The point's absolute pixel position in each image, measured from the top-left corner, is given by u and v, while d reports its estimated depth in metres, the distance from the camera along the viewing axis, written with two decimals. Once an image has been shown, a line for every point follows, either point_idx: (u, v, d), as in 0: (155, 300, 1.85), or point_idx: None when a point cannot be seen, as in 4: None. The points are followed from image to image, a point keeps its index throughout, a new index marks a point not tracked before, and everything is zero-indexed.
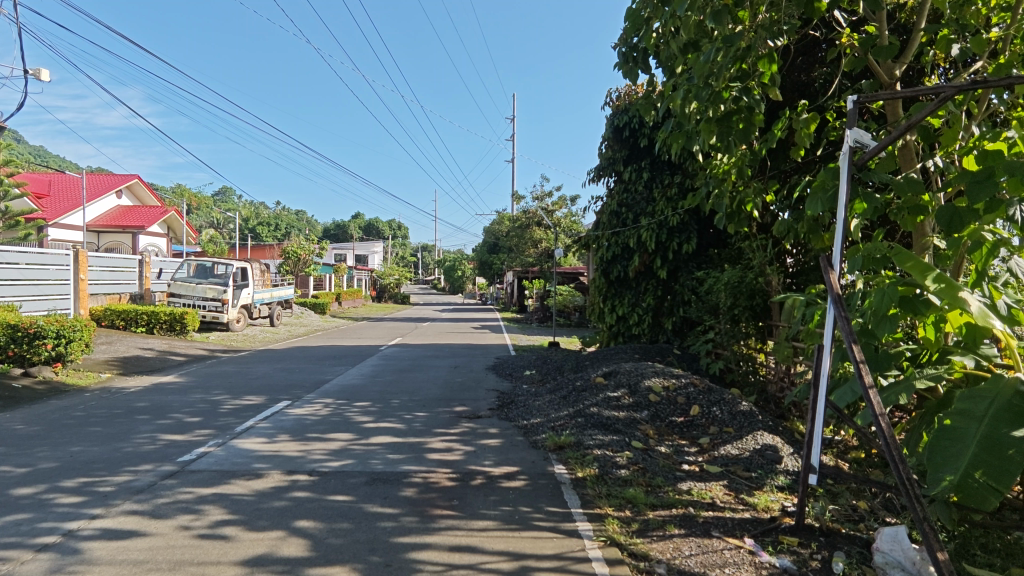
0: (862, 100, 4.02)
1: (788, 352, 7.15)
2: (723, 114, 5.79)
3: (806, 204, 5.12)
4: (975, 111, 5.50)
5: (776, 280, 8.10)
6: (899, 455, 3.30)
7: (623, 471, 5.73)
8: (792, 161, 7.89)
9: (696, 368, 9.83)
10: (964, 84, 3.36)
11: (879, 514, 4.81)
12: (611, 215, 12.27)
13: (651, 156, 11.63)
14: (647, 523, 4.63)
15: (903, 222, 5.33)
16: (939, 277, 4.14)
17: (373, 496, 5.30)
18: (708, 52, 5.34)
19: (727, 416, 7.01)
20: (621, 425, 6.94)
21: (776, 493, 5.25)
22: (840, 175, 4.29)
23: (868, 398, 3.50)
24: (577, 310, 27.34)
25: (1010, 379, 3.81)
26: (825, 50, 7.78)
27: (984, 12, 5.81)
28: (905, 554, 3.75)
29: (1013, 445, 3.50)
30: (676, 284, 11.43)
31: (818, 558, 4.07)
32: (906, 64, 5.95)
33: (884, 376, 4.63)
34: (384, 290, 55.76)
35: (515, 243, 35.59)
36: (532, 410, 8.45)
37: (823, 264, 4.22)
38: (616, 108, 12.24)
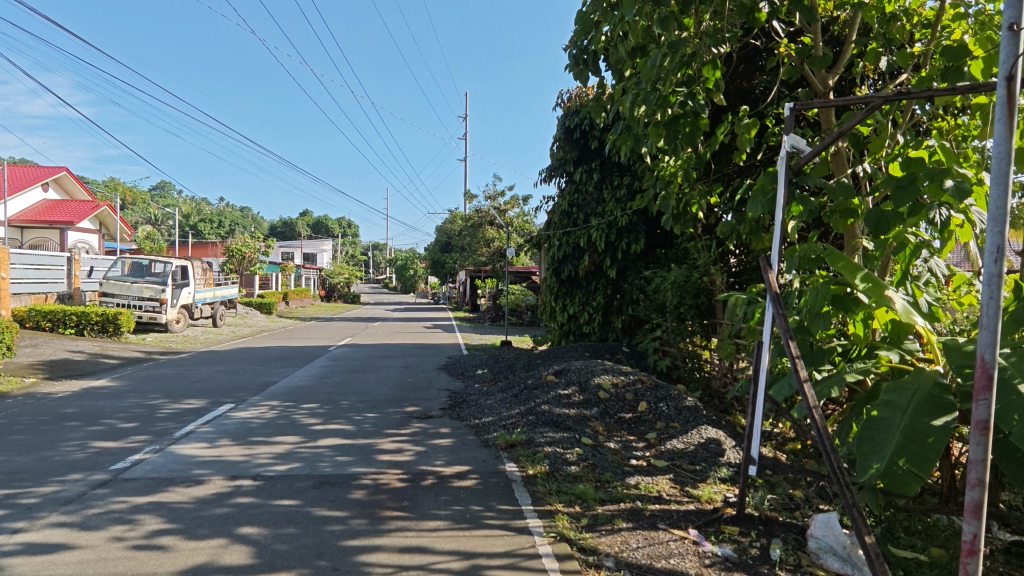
0: (798, 107, 4.19)
1: (731, 348, 7.42)
2: (670, 118, 5.91)
3: (747, 207, 5.37)
4: (900, 120, 5.86)
5: (719, 279, 8.41)
6: (830, 444, 3.49)
7: (573, 467, 5.81)
8: (734, 165, 8.18)
9: (643, 364, 10.06)
10: (890, 95, 3.53)
11: (813, 502, 5.06)
12: (562, 215, 12.49)
13: (601, 157, 11.82)
14: (596, 518, 4.71)
15: (836, 225, 5.61)
16: (866, 276, 4.41)
17: (321, 499, 5.19)
18: (654, 57, 5.49)
19: (673, 411, 7.20)
20: (572, 422, 7.01)
21: (718, 485, 5.44)
22: (778, 179, 4.48)
23: (803, 391, 3.70)
24: (529, 309, 27.55)
25: (930, 372, 4.11)
26: (764, 58, 8.10)
27: (908, 28, 6.18)
28: (836, 539, 3.99)
29: (932, 433, 3.75)
30: (625, 283, 11.65)
31: (757, 545, 4.25)
32: (838, 75, 6.27)
33: (818, 371, 4.89)
34: (334, 289, 54.58)
35: (467, 242, 35.47)
36: (484, 409, 8.45)
37: (762, 264, 4.36)
38: (568, 109, 12.38)
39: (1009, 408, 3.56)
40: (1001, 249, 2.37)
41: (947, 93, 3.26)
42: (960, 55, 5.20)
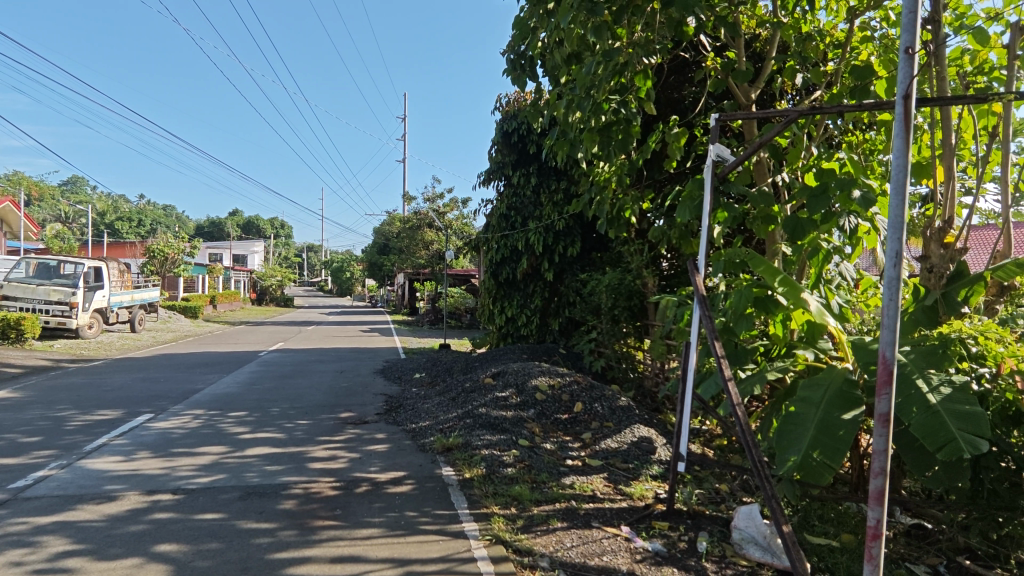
0: (723, 118, 4.40)
1: (662, 349, 7.68)
2: (604, 125, 6.05)
3: (677, 212, 5.63)
4: (815, 133, 6.25)
5: (651, 282, 8.70)
6: (752, 440, 3.68)
7: (509, 469, 5.83)
8: (665, 172, 8.48)
9: (580, 366, 10.25)
10: (805, 109, 3.76)
11: (737, 495, 5.30)
12: (500, 218, 12.54)
13: (539, 161, 11.95)
14: (532, 519, 4.74)
15: (758, 231, 5.87)
16: (785, 279, 4.68)
17: (248, 511, 4.96)
18: (589, 65, 5.62)
19: (607, 411, 7.37)
20: (508, 424, 7.03)
21: (650, 482, 5.61)
22: (704, 185, 4.68)
23: (728, 389, 3.88)
24: (468, 312, 27.49)
25: (841, 368, 4.40)
26: (693, 71, 8.45)
27: (822, 48, 6.60)
28: (758, 529, 4.19)
29: (843, 427, 4.01)
30: (562, 286, 11.83)
31: (685, 539, 4.41)
32: (759, 89, 6.62)
33: (742, 369, 5.14)
34: (265, 292, 52.51)
35: (405, 244, 34.97)
36: (421, 413, 8.35)
37: (691, 267, 4.56)
38: (506, 113, 12.45)
39: (908, 401, 3.87)
40: (901, 256, 2.58)
41: (853, 109, 3.50)
42: (866, 75, 5.61)
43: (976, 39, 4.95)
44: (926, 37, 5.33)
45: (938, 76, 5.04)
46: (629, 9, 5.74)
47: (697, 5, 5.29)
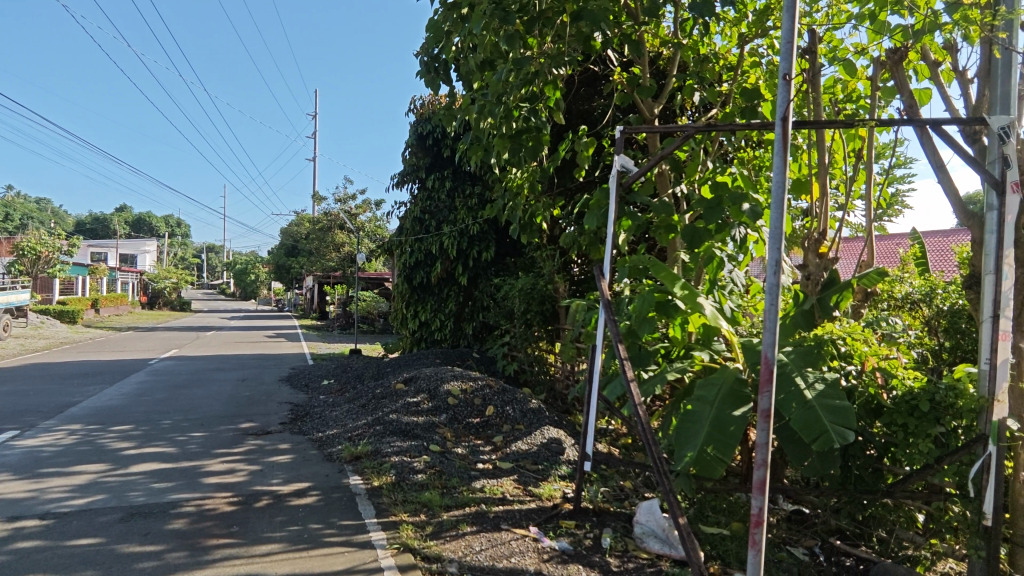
0: (627, 130, 4.63)
1: (572, 352, 7.89)
2: (514, 131, 6.16)
3: (585, 219, 5.94)
4: (710, 149, 6.69)
5: (562, 286, 8.93)
6: (652, 437, 4.03)
7: (420, 475, 5.75)
8: (575, 180, 8.76)
9: (493, 370, 10.33)
10: (701, 126, 4.05)
11: (640, 491, 5.55)
12: (414, 221, 12.41)
13: (453, 165, 11.93)
14: (441, 525, 4.71)
15: (660, 239, 6.17)
16: (683, 285, 4.98)
17: (131, 533, 4.56)
18: (500, 72, 5.72)
19: (519, 414, 7.48)
20: (420, 430, 6.94)
21: (559, 482, 5.75)
22: (610, 194, 4.88)
23: (630, 389, 4.20)
24: (381, 316, 26.91)
25: (733, 367, 4.69)
26: (602, 84, 8.78)
27: (717, 70, 7.07)
28: (657, 523, 4.43)
29: (733, 423, 4.31)
30: (476, 291, 11.86)
31: (590, 536, 4.55)
32: (662, 105, 7.01)
33: (644, 370, 5.37)
34: (158, 296, 48.62)
35: (315, 246, 33.64)
36: (328, 421, 8.05)
37: (597, 273, 4.76)
38: (421, 116, 12.34)
39: (788, 397, 4.23)
40: (780, 265, 2.82)
41: (742, 128, 3.82)
42: (754, 97, 6.10)
43: (846, 71, 5.52)
44: (804, 65, 5.85)
45: (815, 101, 5.56)
46: (539, 20, 5.77)
47: (604, 21, 5.51)
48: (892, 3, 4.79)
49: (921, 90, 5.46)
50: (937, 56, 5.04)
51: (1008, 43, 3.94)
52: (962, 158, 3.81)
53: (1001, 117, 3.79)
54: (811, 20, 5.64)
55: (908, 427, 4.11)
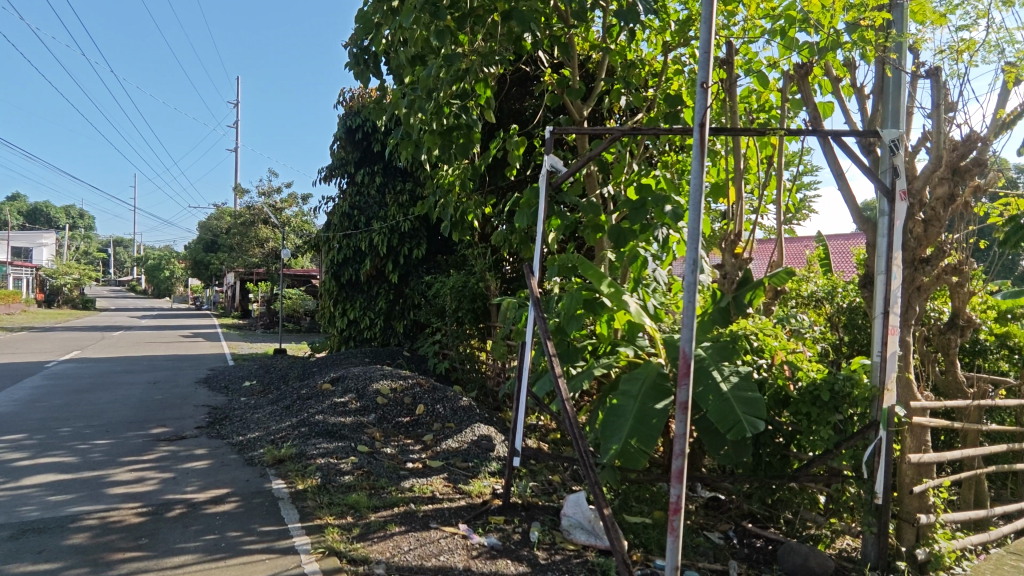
0: (556, 131, 4.74)
1: (503, 349, 7.94)
2: (445, 129, 6.20)
3: (515, 217, 6.03)
4: (636, 152, 6.93)
5: (494, 284, 9.00)
6: (579, 431, 4.16)
7: (347, 477, 5.61)
8: (506, 179, 8.83)
9: (424, 368, 10.24)
10: (627, 130, 4.21)
11: (567, 485, 5.68)
12: (342, 217, 12.08)
13: (384, 161, 11.71)
14: (369, 526, 4.62)
15: (588, 238, 6.31)
16: (609, 283, 5.13)
17: (22, 552, 4.18)
18: (430, 67, 5.68)
19: (449, 412, 7.46)
20: (347, 431, 6.78)
21: (488, 479, 5.78)
22: (540, 194, 4.96)
23: (558, 385, 4.32)
24: (308, 315, 26.03)
25: (656, 362, 4.87)
26: (534, 85, 8.89)
27: (643, 75, 7.31)
28: (583, 515, 4.54)
29: (656, 416, 4.50)
30: (407, 288, 11.71)
31: (519, 531, 4.61)
32: (590, 107, 7.20)
33: (573, 366, 5.50)
34: (57, 293, 44.72)
35: (236, 241, 32.06)
36: (249, 424, 7.71)
37: (527, 271, 4.84)
38: (350, 109, 12.03)
39: (705, 390, 4.46)
40: (697, 263, 2.97)
41: (665, 132, 4.00)
42: (676, 103, 6.38)
43: (759, 82, 5.88)
44: (721, 75, 6.16)
45: (731, 109, 5.90)
46: (471, 17, 5.93)
47: (533, 22, 5.59)
48: (800, 21, 5.13)
49: (824, 104, 5.87)
50: (838, 73, 5.44)
51: (898, 64, 4.32)
52: (859, 168, 4.15)
53: (892, 131, 4.16)
54: (729, 32, 5.94)
55: (811, 415, 4.41)
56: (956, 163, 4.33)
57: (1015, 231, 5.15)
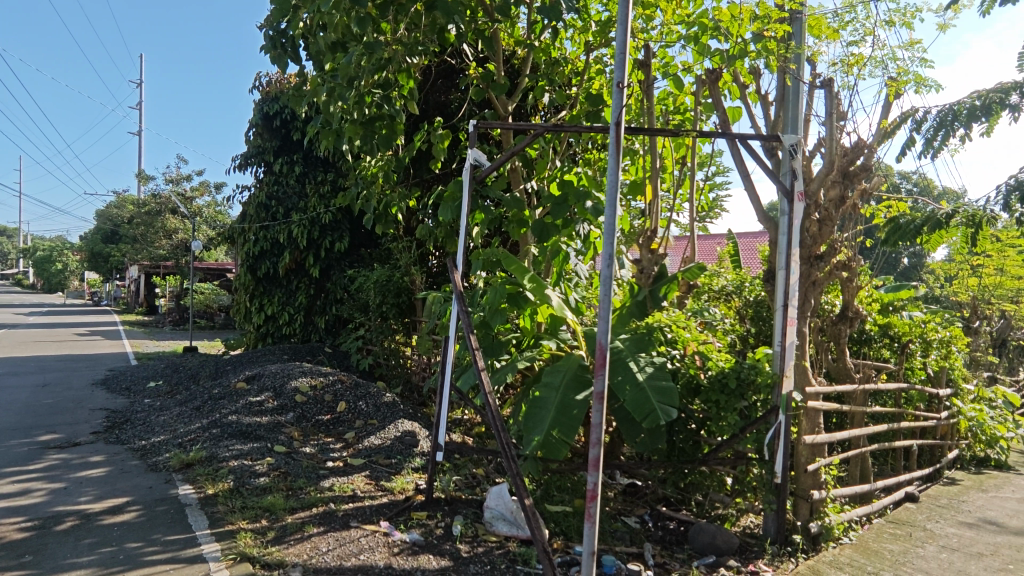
0: (479, 125, 4.75)
1: (428, 344, 7.90)
2: (367, 118, 6.05)
3: (439, 211, 6.03)
4: (558, 149, 7.05)
5: (419, 279, 8.93)
6: (501, 424, 4.20)
7: (262, 479, 5.38)
8: (431, 171, 8.74)
9: (346, 364, 9.98)
10: (549, 127, 4.28)
11: (491, 477, 5.72)
12: (259, 207, 11.50)
13: (304, 150, 11.26)
14: (285, 529, 4.45)
15: (512, 232, 6.36)
16: (532, 277, 5.20)
17: None
18: (351, 55, 5.52)
19: (372, 408, 7.32)
20: (262, 431, 6.49)
21: (411, 474, 5.73)
22: (463, 188, 4.95)
23: (481, 379, 4.34)
24: (221, 311, 24.66)
25: (577, 354, 5.00)
26: (459, 78, 8.85)
27: (567, 74, 7.44)
28: (506, 506, 4.57)
29: (576, 406, 4.61)
30: (329, 283, 11.35)
31: (442, 525, 4.60)
32: (515, 102, 7.29)
33: (497, 360, 5.55)
34: None
35: (140, 232, 29.81)
36: (153, 428, 7.20)
37: (450, 265, 4.81)
38: (267, 94, 11.46)
39: (622, 381, 4.63)
40: (613, 258, 3.07)
41: (586, 130, 4.11)
42: (597, 102, 6.55)
43: (675, 85, 6.14)
44: (639, 76, 6.38)
45: (648, 110, 6.13)
46: (394, 6, 5.82)
47: (458, 14, 5.57)
48: (712, 28, 5.39)
49: (733, 109, 6.22)
50: (745, 80, 5.78)
51: (797, 74, 4.64)
52: (763, 170, 4.44)
53: (791, 136, 4.48)
54: (648, 36, 6.15)
55: (720, 403, 4.68)
56: (846, 168, 4.75)
57: (894, 230, 5.65)
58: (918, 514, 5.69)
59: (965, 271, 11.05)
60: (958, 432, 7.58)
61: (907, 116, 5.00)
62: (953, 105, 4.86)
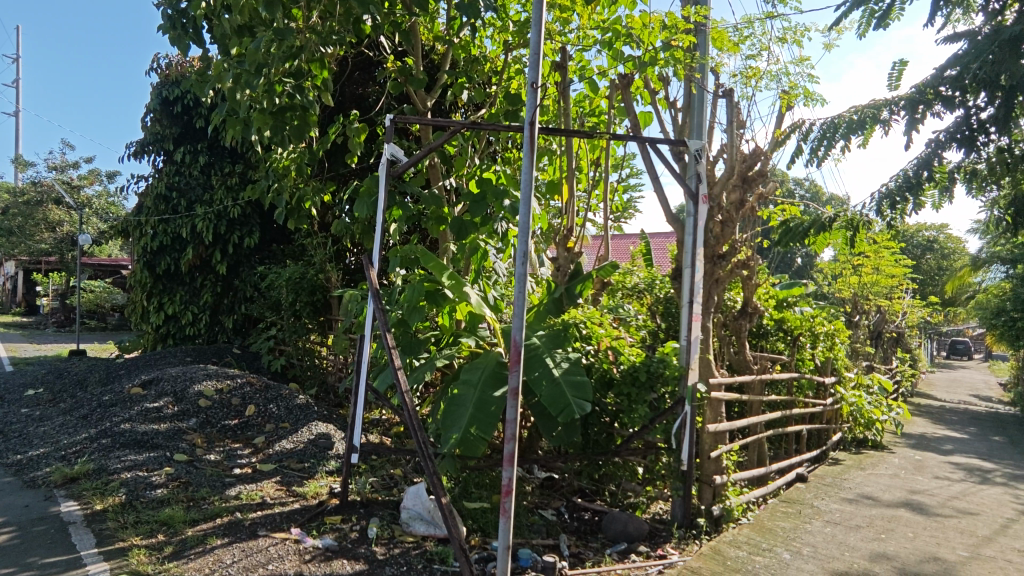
0: (397, 120, 4.67)
1: (345, 344, 7.68)
2: (277, 108, 5.72)
3: (355, 206, 5.86)
4: (477, 146, 7.04)
5: (335, 276, 8.65)
6: (418, 423, 4.15)
7: (159, 491, 5.02)
8: (347, 165, 8.48)
9: (256, 366, 9.49)
10: (466, 124, 4.28)
11: (409, 477, 5.65)
12: (157, 199, 10.67)
13: (209, 139, 10.59)
14: (185, 542, 4.18)
15: (431, 229, 6.28)
16: (451, 274, 5.17)
17: None
18: (258, 40, 5.25)
19: (284, 411, 7.04)
20: (161, 439, 6.05)
21: (325, 478, 5.55)
22: (379, 183, 4.83)
23: (398, 378, 4.27)
24: (115, 311, 22.74)
25: (495, 351, 5.02)
26: (377, 71, 8.64)
27: (486, 72, 7.45)
28: (423, 506, 4.51)
29: (494, 402, 4.64)
30: (237, 280, 10.74)
31: (357, 528, 4.49)
32: (434, 98, 7.22)
33: (415, 359, 5.49)
34: None
35: (17, 224, 26.86)
36: (31, 440, 6.52)
37: (365, 262, 4.69)
38: (166, 78, 10.66)
39: (539, 376, 4.71)
40: (527, 259, 3.12)
41: (504, 129, 4.14)
42: (516, 101, 6.61)
43: (590, 88, 6.31)
44: (556, 77, 6.52)
45: (565, 111, 6.28)
46: None
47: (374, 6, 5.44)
48: (625, 35, 5.59)
49: (644, 114, 6.47)
50: (655, 86, 6.04)
51: (702, 83, 4.92)
52: (671, 173, 4.65)
53: (696, 141, 4.73)
54: (564, 39, 6.25)
55: (631, 395, 4.87)
56: (745, 173, 5.10)
57: (785, 232, 6.19)
58: (807, 492, 6.19)
59: (848, 270, 12.19)
60: (841, 417, 8.34)
61: (796, 127, 5.43)
62: (834, 119, 5.34)
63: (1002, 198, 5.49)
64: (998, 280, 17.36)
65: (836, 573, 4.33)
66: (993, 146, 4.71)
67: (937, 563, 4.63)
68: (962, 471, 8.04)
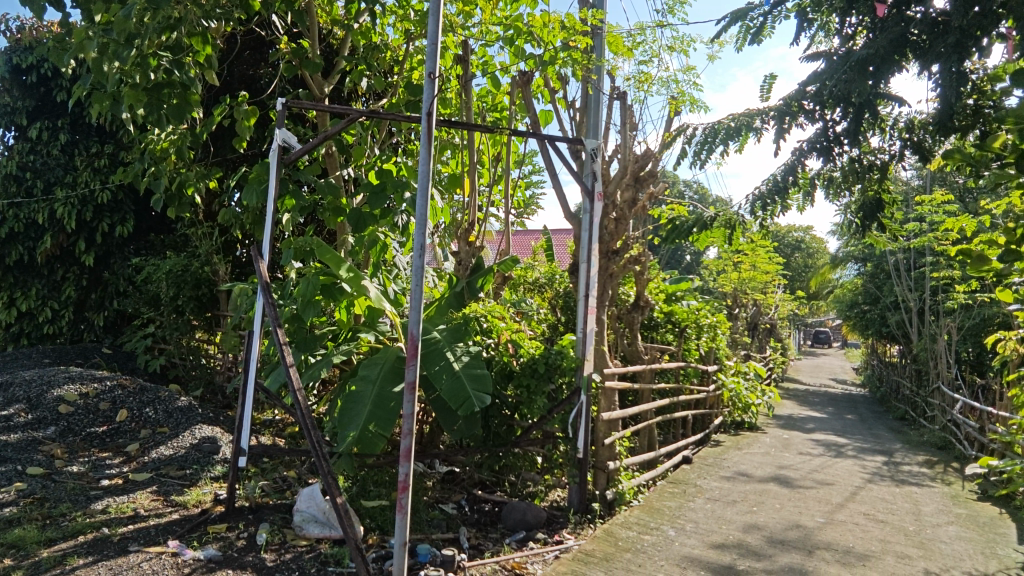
0: (289, 104, 4.43)
1: (234, 341, 7.20)
2: (152, 84, 5.27)
3: (243, 194, 5.49)
4: (377, 136, 6.84)
5: (222, 269, 8.08)
6: (312, 422, 3.97)
7: (7, 509, 4.45)
8: (236, 150, 7.96)
9: (130, 367, 8.67)
10: (364, 112, 4.13)
11: (303, 479, 5.41)
12: (7, 179, 9.40)
13: (71, 114, 9.48)
14: (38, 565, 3.73)
15: (328, 221, 6.03)
16: (348, 268, 4.98)
17: None
18: (128, 7, 4.77)
19: (162, 415, 6.48)
20: (11, 452, 5.37)
21: (209, 485, 5.18)
22: (270, 170, 4.56)
23: (290, 376, 4.05)
24: None
25: (396, 346, 4.90)
26: (270, 51, 8.16)
27: (387, 60, 7.25)
28: (318, 507, 4.34)
29: (393, 399, 4.55)
30: (107, 273, 9.74)
31: (244, 536, 4.25)
32: (331, 84, 6.92)
33: (311, 355, 5.27)
34: None
35: None
36: None
37: (255, 254, 4.41)
38: (17, 43, 9.42)
39: (440, 371, 4.68)
40: (424, 251, 3.08)
41: (404, 120, 4.06)
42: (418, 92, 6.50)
43: (492, 84, 6.35)
44: (458, 71, 6.51)
45: (467, 105, 6.26)
46: None
47: None
48: (526, 33, 5.66)
49: (544, 112, 6.61)
50: (555, 85, 6.18)
51: (598, 85, 5.11)
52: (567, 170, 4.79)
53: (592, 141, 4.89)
54: (467, 32, 6.22)
55: (531, 387, 4.97)
56: (637, 173, 5.35)
57: (673, 230, 6.64)
58: (691, 473, 6.66)
59: (729, 266, 13.17)
60: (721, 402, 9.04)
61: (682, 130, 5.78)
62: (714, 125, 5.73)
63: (852, 204, 6.09)
64: (852, 277, 19.57)
65: (714, 544, 4.69)
66: (845, 155, 5.22)
67: (799, 529, 5.15)
68: (821, 447, 9.01)
